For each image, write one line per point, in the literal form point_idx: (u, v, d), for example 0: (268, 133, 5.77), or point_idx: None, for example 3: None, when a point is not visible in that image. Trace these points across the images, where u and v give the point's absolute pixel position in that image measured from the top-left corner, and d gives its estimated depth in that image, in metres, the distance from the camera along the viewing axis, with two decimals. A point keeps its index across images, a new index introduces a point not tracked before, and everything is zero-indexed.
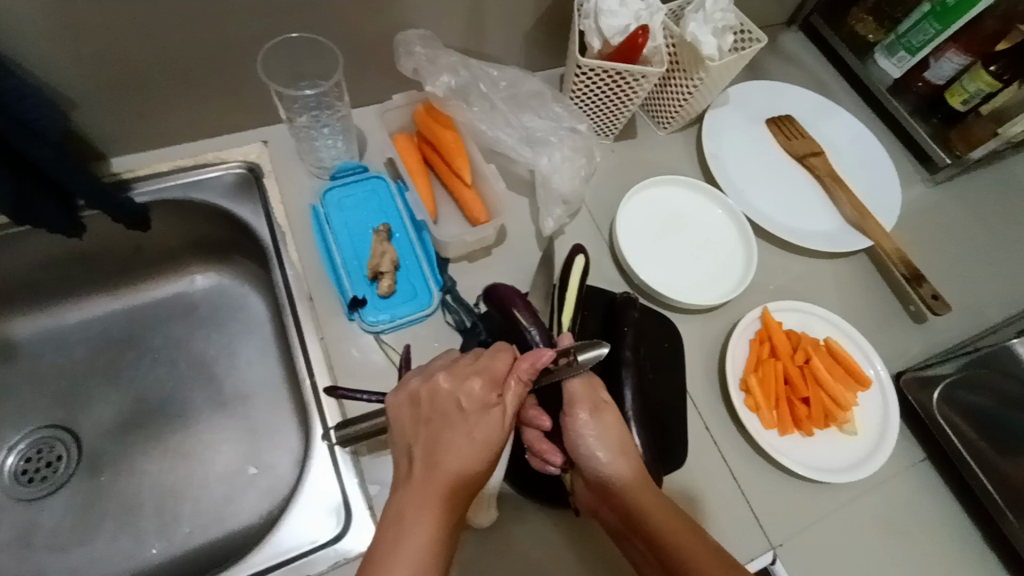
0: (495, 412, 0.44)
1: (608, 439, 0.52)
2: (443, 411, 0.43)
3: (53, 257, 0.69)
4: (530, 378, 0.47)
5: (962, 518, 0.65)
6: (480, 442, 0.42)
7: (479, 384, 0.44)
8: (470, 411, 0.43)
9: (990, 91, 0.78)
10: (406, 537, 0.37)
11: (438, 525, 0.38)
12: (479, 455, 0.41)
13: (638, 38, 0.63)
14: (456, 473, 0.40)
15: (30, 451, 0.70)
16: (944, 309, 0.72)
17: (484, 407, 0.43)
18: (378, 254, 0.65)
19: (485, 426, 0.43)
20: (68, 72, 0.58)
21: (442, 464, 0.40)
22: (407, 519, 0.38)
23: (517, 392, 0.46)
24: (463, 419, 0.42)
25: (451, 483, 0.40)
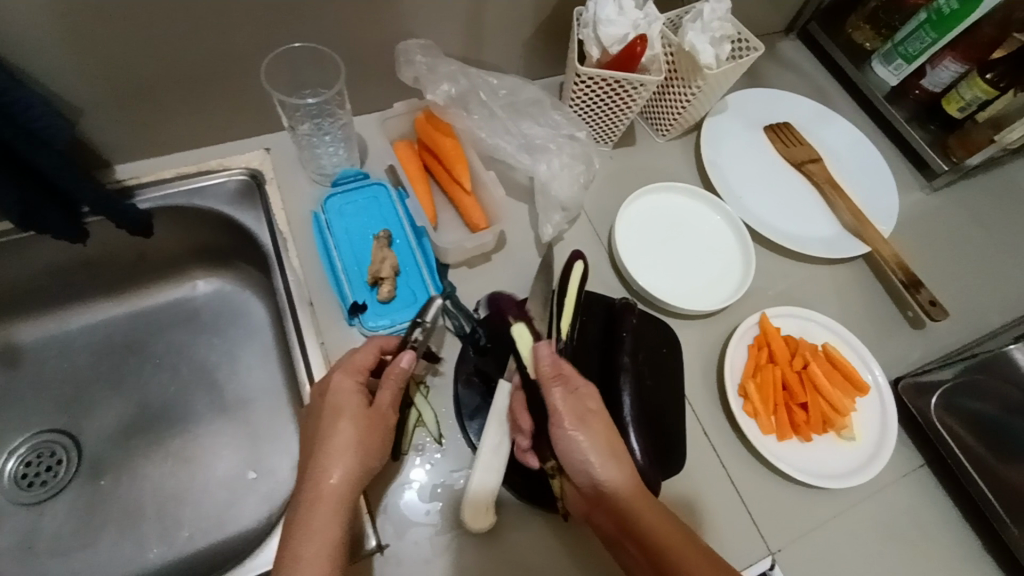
0: (356, 399, 0.52)
1: (598, 449, 0.51)
2: (321, 409, 0.52)
3: (57, 263, 0.70)
4: (396, 373, 0.53)
5: (962, 525, 0.65)
6: (350, 428, 0.50)
7: (343, 380, 0.53)
8: (336, 403, 0.52)
9: (986, 98, 0.78)
10: (304, 513, 0.47)
11: (324, 504, 0.47)
12: (345, 440, 0.50)
13: (637, 47, 0.64)
14: (332, 459, 0.49)
15: (31, 455, 0.70)
16: (941, 315, 0.72)
17: (344, 397, 0.52)
18: (379, 260, 0.65)
19: (352, 413, 0.51)
20: (73, 81, 0.58)
21: (319, 453, 0.50)
22: (306, 500, 0.48)
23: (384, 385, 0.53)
24: (340, 412, 0.51)
25: (333, 469, 0.49)
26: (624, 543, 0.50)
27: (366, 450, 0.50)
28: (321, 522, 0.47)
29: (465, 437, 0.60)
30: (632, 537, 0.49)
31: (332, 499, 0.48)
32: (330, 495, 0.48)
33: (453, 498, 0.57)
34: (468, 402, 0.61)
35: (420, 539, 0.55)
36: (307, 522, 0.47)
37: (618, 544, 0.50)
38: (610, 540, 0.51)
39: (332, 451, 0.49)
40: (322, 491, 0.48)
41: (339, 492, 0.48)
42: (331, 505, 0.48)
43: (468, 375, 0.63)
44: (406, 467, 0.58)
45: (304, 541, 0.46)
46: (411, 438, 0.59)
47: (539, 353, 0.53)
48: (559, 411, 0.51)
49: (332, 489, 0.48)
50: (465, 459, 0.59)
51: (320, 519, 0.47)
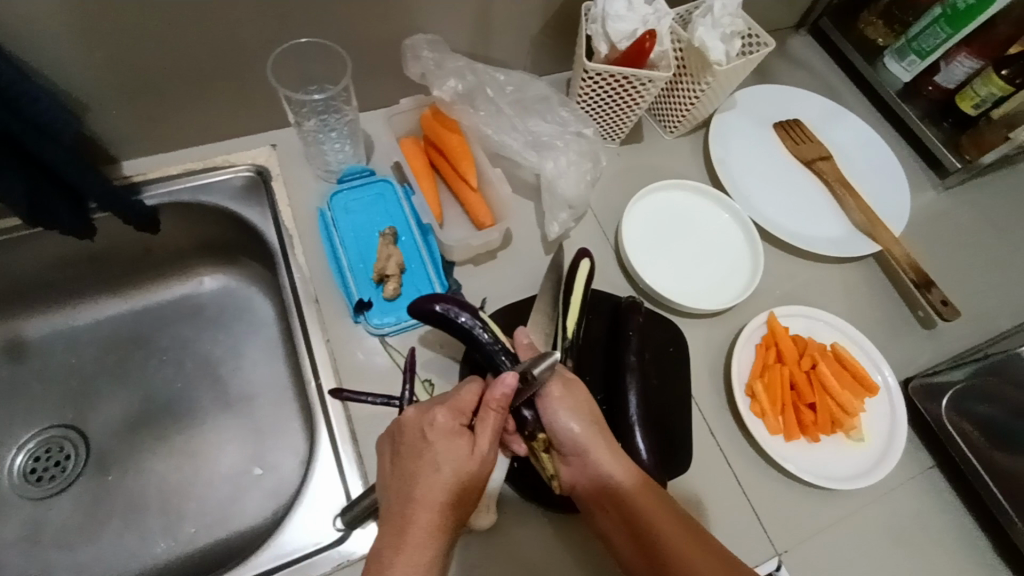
0: (462, 447, 0.47)
1: (595, 441, 0.52)
2: (419, 450, 0.47)
3: (65, 258, 0.70)
4: (502, 406, 0.49)
5: (972, 528, 0.64)
6: (452, 476, 0.46)
7: (447, 422, 0.48)
8: (440, 448, 0.47)
9: (1001, 95, 0.77)
10: (393, 567, 0.42)
11: (416, 558, 0.42)
12: (448, 487, 0.45)
13: (645, 43, 0.64)
14: (432, 510, 0.44)
15: (39, 450, 0.71)
16: (954, 315, 0.71)
17: (449, 438, 0.47)
18: (384, 257, 0.65)
19: (458, 463, 0.46)
20: (80, 76, 0.58)
21: (414, 498, 0.45)
22: (395, 552, 0.42)
23: (490, 422, 0.48)
24: (442, 453, 0.46)
25: (428, 516, 0.44)
26: (618, 536, 0.52)
27: (461, 502, 0.46)
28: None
29: None
30: (632, 531, 0.50)
31: (425, 555, 0.43)
32: (421, 550, 0.43)
33: None
34: None
35: None
36: (393, 571, 0.41)
37: (614, 539, 0.52)
38: (606, 535, 0.53)
39: (431, 501, 0.44)
40: (413, 542, 0.43)
41: (431, 549, 0.43)
42: (424, 559, 0.43)
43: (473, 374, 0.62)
44: None
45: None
46: None
47: (518, 342, 0.57)
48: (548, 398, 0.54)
49: (426, 544, 0.43)
50: None
51: (410, 573, 0.41)
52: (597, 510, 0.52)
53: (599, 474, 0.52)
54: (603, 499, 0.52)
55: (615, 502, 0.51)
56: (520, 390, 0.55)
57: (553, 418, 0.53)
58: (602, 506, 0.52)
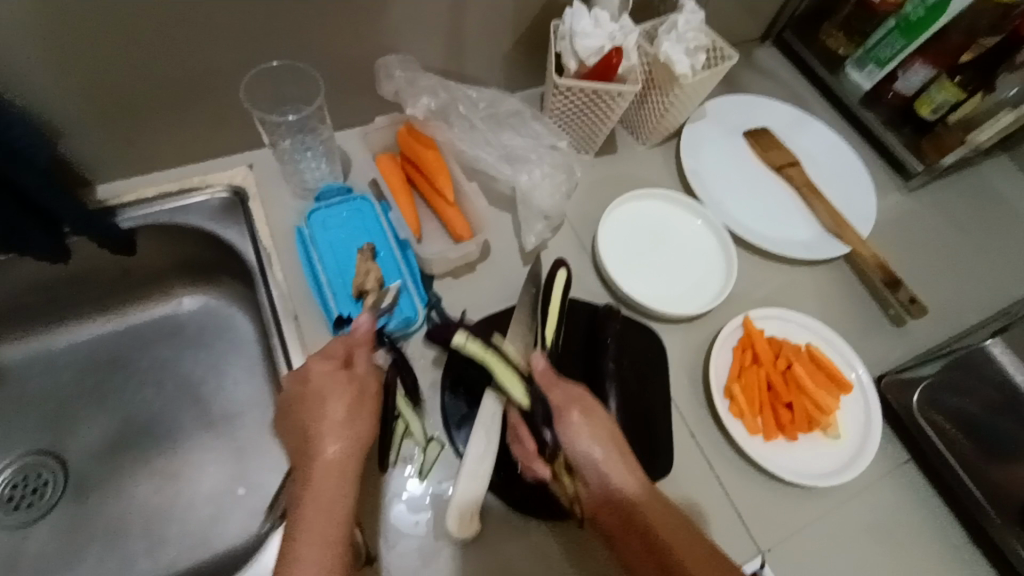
0: (336, 376, 0.53)
1: (617, 466, 0.53)
2: (305, 395, 0.53)
3: (41, 282, 0.69)
4: (369, 340, 0.56)
5: (950, 521, 0.65)
6: (340, 407, 0.52)
7: (321, 364, 0.54)
8: (320, 385, 0.53)
9: (956, 101, 0.81)
10: (315, 493, 0.48)
11: (331, 475, 0.49)
12: (336, 418, 0.51)
13: (613, 59, 0.66)
14: (330, 434, 0.51)
15: (16, 477, 0.69)
16: (922, 311, 0.75)
17: (328, 377, 0.53)
18: (363, 273, 0.64)
19: (338, 390, 0.53)
20: (52, 101, 0.59)
21: (313, 433, 0.51)
22: (313, 484, 0.49)
23: (359, 356, 0.55)
24: (324, 390, 0.52)
25: (329, 443, 0.51)
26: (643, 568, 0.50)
27: (356, 421, 0.52)
28: (330, 490, 0.49)
29: (452, 447, 0.60)
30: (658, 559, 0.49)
31: (337, 468, 0.50)
32: (332, 468, 0.50)
33: (441, 508, 0.57)
34: (454, 411, 0.61)
35: (407, 550, 0.55)
36: (314, 496, 0.48)
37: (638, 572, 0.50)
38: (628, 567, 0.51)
39: (328, 425, 0.51)
40: (325, 465, 0.50)
41: (341, 463, 0.50)
42: (338, 478, 0.49)
43: (454, 385, 0.63)
44: (394, 479, 0.57)
45: (318, 510, 0.47)
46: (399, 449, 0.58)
47: (538, 365, 0.56)
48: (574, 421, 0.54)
49: (336, 461, 0.50)
50: (452, 468, 0.59)
51: (328, 486, 0.49)
52: (622, 541, 0.51)
53: (624, 499, 0.52)
54: (627, 526, 0.51)
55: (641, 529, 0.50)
56: (539, 412, 0.55)
57: (578, 441, 0.53)
58: (628, 535, 0.51)
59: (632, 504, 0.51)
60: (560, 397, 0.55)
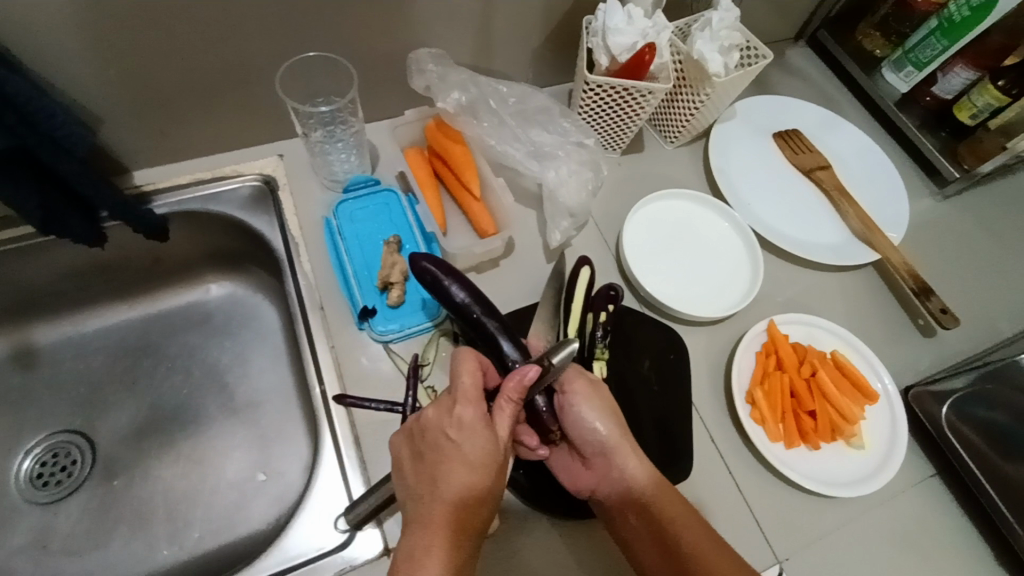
0: (486, 438, 0.46)
1: (623, 447, 0.55)
2: (439, 441, 0.46)
3: (77, 266, 0.72)
4: (519, 397, 0.48)
5: (974, 536, 0.64)
6: (479, 470, 0.45)
7: (469, 417, 0.46)
8: (469, 440, 0.45)
9: (998, 105, 0.78)
10: (427, 569, 0.41)
11: (450, 557, 0.42)
12: (475, 480, 0.44)
13: (645, 56, 0.65)
14: (461, 506, 0.44)
15: (46, 455, 0.72)
16: (953, 323, 0.71)
17: (473, 428, 0.46)
18: (389, 265, 0.66)
19: (482, 454, 0.45)
20: (95, 93, 0.60)
21: (446, 499, 0.44)
22: (422, 556, 0.42)
23: (508, 412, 0.48)
24: (462, 444, 0.45)
25: (455, 512, 0.44)
26: (643, 547, 0.52)
27: (487, 491, 0.45)
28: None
29: None
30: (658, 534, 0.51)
31: (460, 549, 0.43)
32: (453, 546, 0.43)
33: None
34: None
35: None
36: (427, 573, 0.41)
37: (633, 546, 0.53)
38: (626, 543, 0.53)
39: (456, 492, 0.44)
40: (445, 539, 0.43)
41: (463, 541, 0.43)
42: (453, 557, 0.42)
43: None
44: None
45: None
46: None
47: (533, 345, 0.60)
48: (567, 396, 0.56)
49: (461, 539, 0.43)
50: None
51: (447, 570, 0.41)
52: (621, 518, 0.54)
53: (629, 479, 0.54)
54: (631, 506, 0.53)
55: (642, 507, 0.53)
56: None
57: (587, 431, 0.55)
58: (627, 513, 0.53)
59: (634, 482, 0.54)
60: (562, 369, 0.56)
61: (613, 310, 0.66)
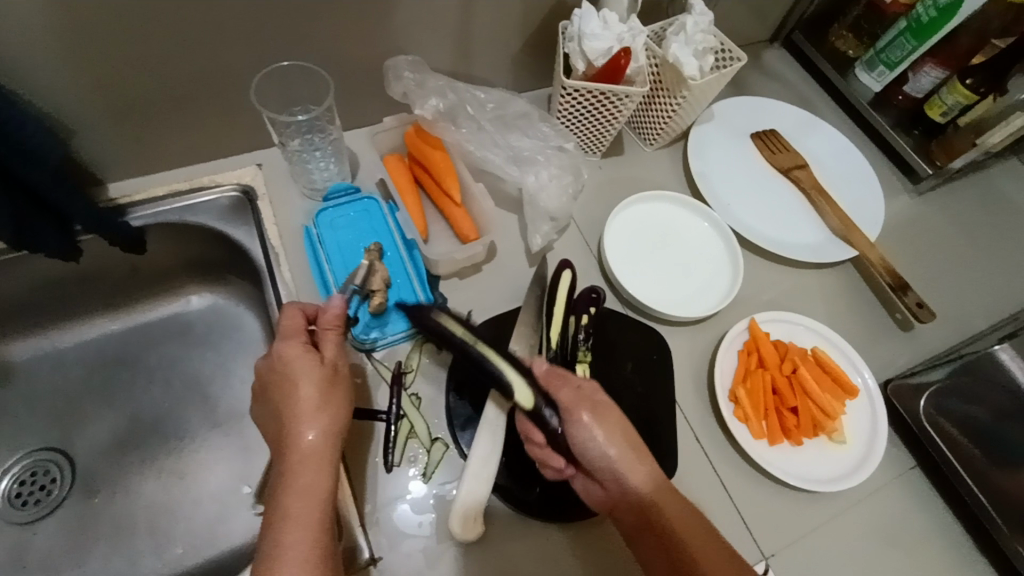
0: (310, 358, 0.52)
1: (632, 465, 0.52)
2: (275, 378, 0.51)
3: (52, 280, 0.70)
4: (340, 324, 0.55)
5: (955, 527, 0.65)
6: (312, 387, 0.50)
7: (292, 349, 0.52)
8: (291, 369, 0.51)
9: (967, 103, 0.80)
10: (292, 478, 0.46)
11: (308, 462, 0.47)
12: (312, 397, 0.50)
13: (621, 60, 0.66)
14: (308, 418, 0.49)
15: (23, 474, 0.70)
16: (929, 317, 0.73)
17: (301, 358, 0.52)
18: (370, 272, 0.65)
19: (310, 373, 0.51)
20: (67, 104, 0.60)
21: (289, 418, 0.49)
22: (287, 473, 0.47)
23: (330, 338, 0.54)
24: (297, 371, 0.51)
25: (303, 425, 0.49)
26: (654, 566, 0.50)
27: (331, 401, 0.51)
28: (308, 474, 0.46)
29: (457, 447, 0.60)
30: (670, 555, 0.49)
31: (315, 455, 0.48)
32: (309, 454, 0.47)
33: (446, 509, 0.57)
34: (459, 412, 0.61)
35: (412, 550, 0.55)
36: (290, 479, 0.46)
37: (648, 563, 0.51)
38: (643, 561, 0.51)
39: (298, 410, 0.49)
40: (302, 450, 0.48)
41: (319, 447, 0.48)
42: (312, 459, 0.47)
43: (460, 386, 0.63)
44: (399, 478, 0.58)
45: (293, 495, 0.45)
46: (404, 448, 0.59)
47: (538, 369, 0.56)
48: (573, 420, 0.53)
49: (314, 446, 0.48)
50: (457, 470, 0.59)
51: (306, 475, 0.46)
52: (638, 539, 0.51)
53: (641, 497, 0.51)
54: (642, 525, 0.51)
55: (657, 527, 0.50)
56: (547, 410, 0.54)
57: (594, 451, 0.52)
58: (642, 530, 0.51)
59: (646, 500, 0.51)
60: (568, 396, 0.54)
61: (595, 312, 0.68)
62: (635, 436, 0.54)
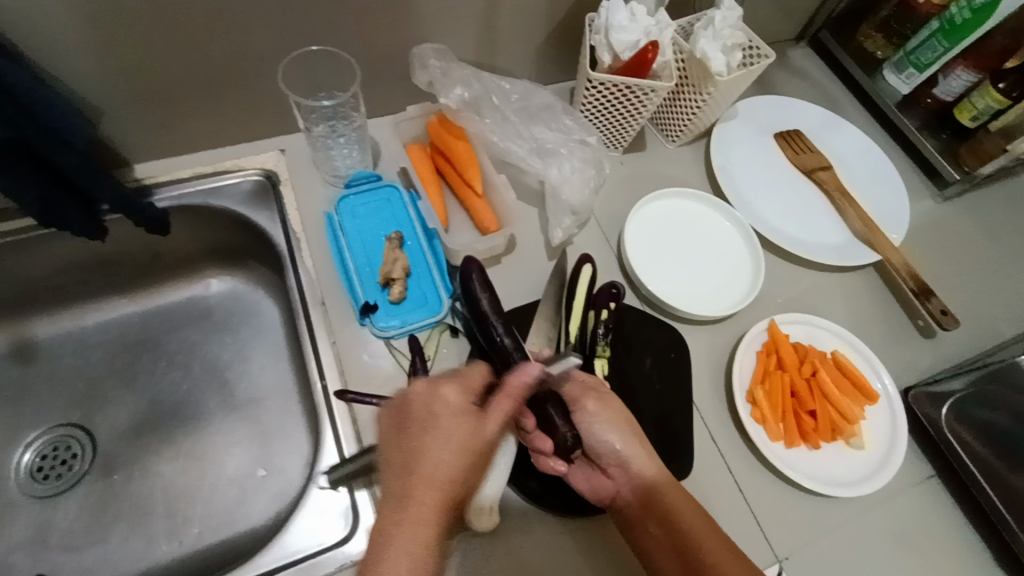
0: (466, 418, 0.46)
1: (636, 451, 0.54)
2: (418, 415, 0.46)
3: (78, 259, 0.71)
4: (520, 395, 0.49)
5: (972, 536, 0.64)
6: (455, 452, 0.44)
7: (450, 394, 0.47)
8: (443, 417, 0.46)
9: (998, 107, 0.79)
10: (397, 546, 0.41)
11: (422, 536, 0.41)
12: (450, 461, 0.44)
13: (648, 54, 0.65)
14: (434, 485, 0.43)
15: (46, 448, 0.72)
16: (952, 324, 0.72)
17: (460, 413, 0.46)
18: (390, 261, 0.66)
19: (461, 433, 0.45)
20: (97, 85, 0.60)
21: (419, 477, 0.43)
22: (392, 537, 0.41)
23: (502, 407, 0.48)
24: (445, 424, 0.45)
25: (432, 490, 0.43)
26: (657, 551, 0.52)
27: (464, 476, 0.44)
28: (415, 550, 0.41)
29: None
30: (674, 541, 0.51)
31: (427, 531, 0.42)
32: (426, 528, 0.42)
33: None
34: None
35: None
36: (396, 544, 0.41)
37: (649, 552, 0.53)
38: (644, 551, 0.53)
39: (432, 471, 0.43)
40: (418, 515, 0.42)
41: (434, 524, 0.42)
42: (422, 536, 0.41)
43: None
44: None
45: (388, 568, 0.40)
46: None
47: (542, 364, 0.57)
48: (581, 407, 0.55)
49: (430, 520, 0.42)
50: None
51: (412, 550, 0.40)
52: (640, 525, 0.53)
53: (645, 484, 0.54)
54: (646, 512, 0.53)
55: (660, 514, 0.52)
56: (554, 412, 0.55)
57: (597, 439, 0.54)
58: (645, 519, 0.53)
59: (651, 486, 0.54)
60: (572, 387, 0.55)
61: (615, 308, 0.66)
62: (634, 422, 0.56)
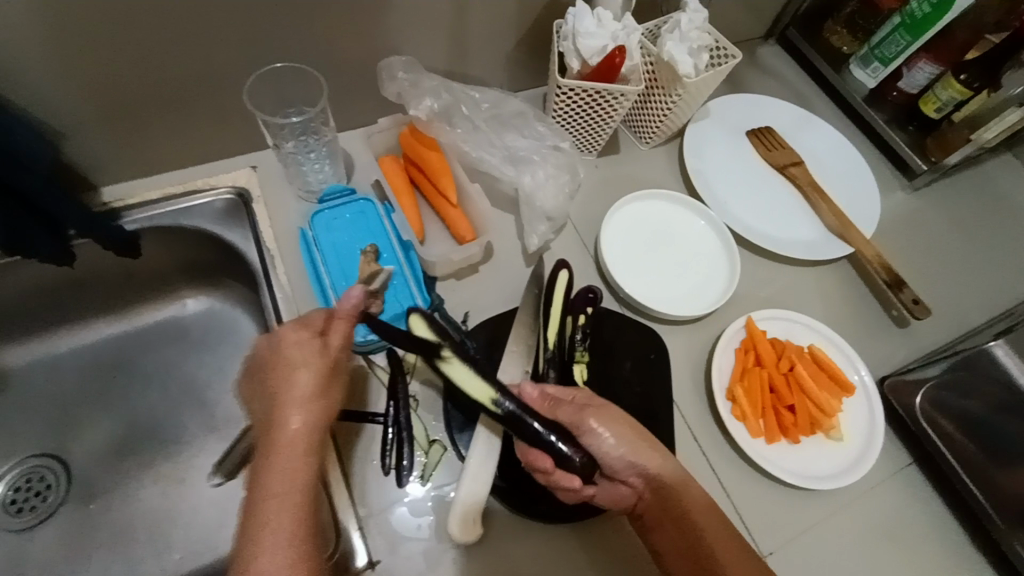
0: (308, 346, 0.49)
1: (646, 458, 0.54)
2: (269, 361, 0.49)
3: (47, 285, 0.70)
4: (354, 314, 0.52)
5: (951, 522, 0.65)
6: (303, 375, 0.48)
7: (292, 334, 0.50)
8: (289, 352, 0.49)
9: (961, 99, 0.80)
10: (274, 471, 0.43)
11: (292, 453, 0.44)
12: (303, 385, 0.47)
13: (616, 58, 0.65)
14: (295, 406, 0.46)
15: (19, 481, 0.70)
16: (924, 313, 0.73)
17: (300, 344, 0.49)
18: (367, 276, 0.64)
19: (307, 360, 0.48)
20: (58, 109, 0.59)
21: (278, 402, 0.47)
22: (267, 468, 0.43)
23: (341, 330, 0.51)
24: (293, 356, 0.48)
25: (290, 411, 0.46)
26: (672, 554, 0.53)
27: (325, 392, 0.48)
28: (290, 465, 0.43)
29: (455, 450, 0.60)
30: (692, 546, 0.52)
31: (299, 446, 0.45)
32: (295, 446, 0.45)
33: (444, 511, 0.57)
34: (457, 414, 0.61)
35: (412, 553, 0.55)
36: (268, 473, 0.43)
37: (665, 556, 0.53)
38: (661, 553, 0.54)
39: (285, 398, 0.46)
40: (288, 440, 0.45)
41: (305, 438, 0.45)
42: (295, 451, 0.44)
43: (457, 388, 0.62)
44: (395, 482, 0.58)
45: (274, 489, 0.42)
46: (402, 452, 0.59)
47: (528, 396, 0.55)
48: (588, 427, 0.53)
49: (300, 438, 0.45)
50: (455, 472, 0.59)
51: (288, 466, 0.43)
52: (656, 530, 0.54)
53: (659, 490, 0.54)
54: (663, 517, 0.53)
55: (680, 522, 0.53)
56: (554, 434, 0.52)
57: (607, 453, 0.53)
58: (661, 523, 0.53)
59: (666, 492, 0.54)
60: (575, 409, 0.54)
61: (593, 312, 0.68)
62: (639, 428, 0.56)
